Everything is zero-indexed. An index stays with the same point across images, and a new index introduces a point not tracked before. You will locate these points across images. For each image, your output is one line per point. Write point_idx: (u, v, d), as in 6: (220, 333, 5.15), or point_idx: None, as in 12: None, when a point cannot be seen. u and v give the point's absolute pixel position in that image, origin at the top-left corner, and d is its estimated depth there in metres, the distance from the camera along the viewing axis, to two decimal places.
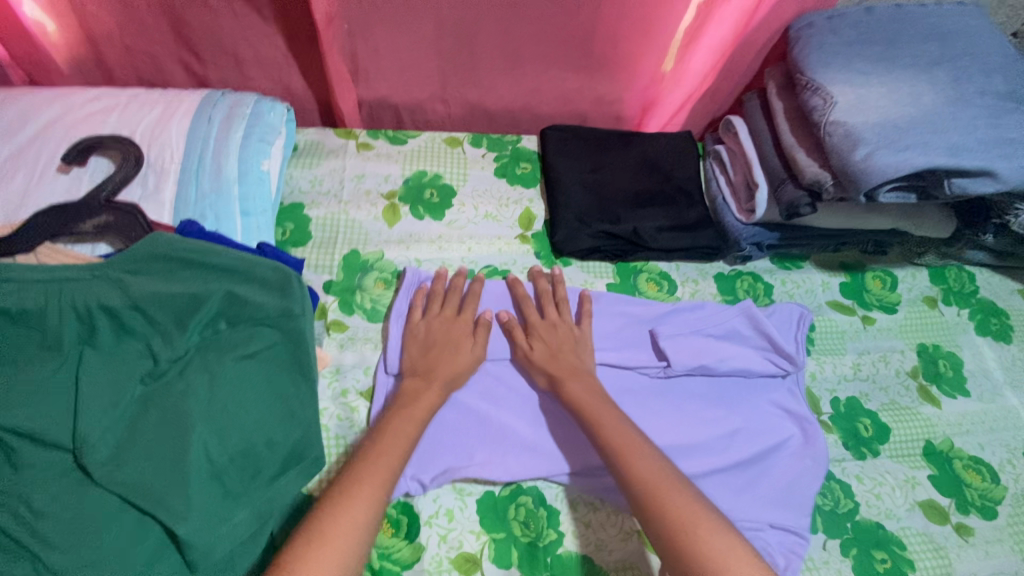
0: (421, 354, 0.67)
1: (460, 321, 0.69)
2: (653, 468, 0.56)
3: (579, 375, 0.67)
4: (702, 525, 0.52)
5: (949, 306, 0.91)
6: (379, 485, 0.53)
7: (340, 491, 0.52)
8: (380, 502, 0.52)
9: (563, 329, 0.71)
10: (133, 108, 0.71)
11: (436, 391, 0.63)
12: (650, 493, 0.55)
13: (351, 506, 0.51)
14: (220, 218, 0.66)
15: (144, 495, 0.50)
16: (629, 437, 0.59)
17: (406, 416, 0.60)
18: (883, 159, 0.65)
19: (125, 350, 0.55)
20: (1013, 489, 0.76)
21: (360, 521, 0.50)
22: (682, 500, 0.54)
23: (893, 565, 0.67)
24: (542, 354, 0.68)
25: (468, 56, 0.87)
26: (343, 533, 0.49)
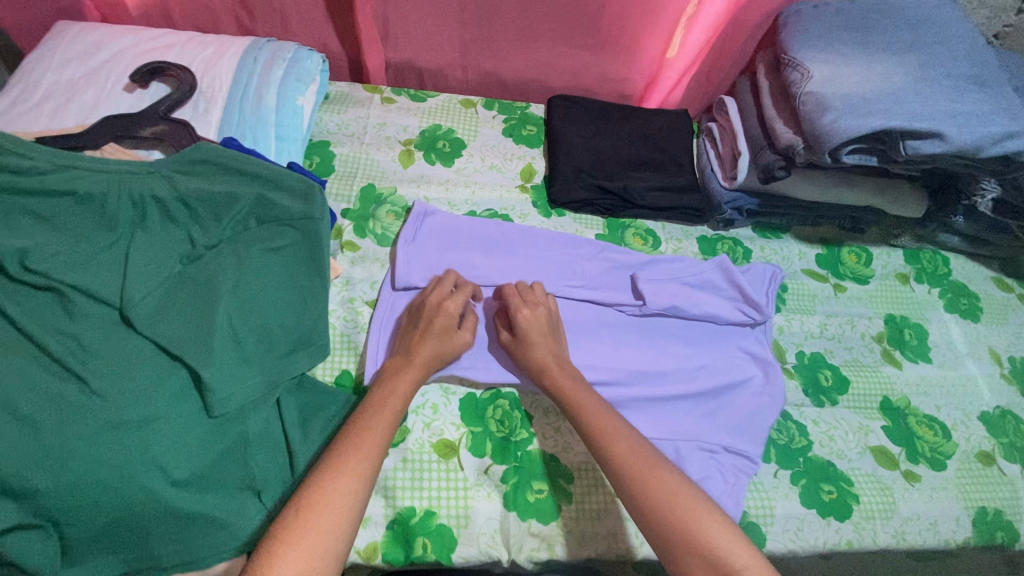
0: (409, 333, 0.70)
1: (448, 304, 0.71)
2: (634, 449, 0.60)
3: (559, 360, 0.69)
4: (686, 505, 0.56)
5: (920, 284, 0.96)
6: (366, 457, 0.56)
7: (330, 463, 0.54)
8: (369, 470, 0.55)
9: (541, 312, 0.72)
10: (190, 45, 0.82)
11: (417, 368, 0.66)
12: (635, 473, 0.58)
13: (342, 475, 0.53)
14: (257, 139, 0.76)
15: (176, 343, 0.58)
16: (614, 423, 0.63)
17: (388, 390, 0.63)
18: (848, 123, 0.72)
19: (169, 234, 0.65)
20: (963, 446, 0.81)
21: (348, 490, 0.53)
22: (666, 480, 0.58)
23: (839, 497, 0.73)
24: (525, 342, 0.69)
25: (487, 28, 0.96)
26: (334, 503, 0.52)
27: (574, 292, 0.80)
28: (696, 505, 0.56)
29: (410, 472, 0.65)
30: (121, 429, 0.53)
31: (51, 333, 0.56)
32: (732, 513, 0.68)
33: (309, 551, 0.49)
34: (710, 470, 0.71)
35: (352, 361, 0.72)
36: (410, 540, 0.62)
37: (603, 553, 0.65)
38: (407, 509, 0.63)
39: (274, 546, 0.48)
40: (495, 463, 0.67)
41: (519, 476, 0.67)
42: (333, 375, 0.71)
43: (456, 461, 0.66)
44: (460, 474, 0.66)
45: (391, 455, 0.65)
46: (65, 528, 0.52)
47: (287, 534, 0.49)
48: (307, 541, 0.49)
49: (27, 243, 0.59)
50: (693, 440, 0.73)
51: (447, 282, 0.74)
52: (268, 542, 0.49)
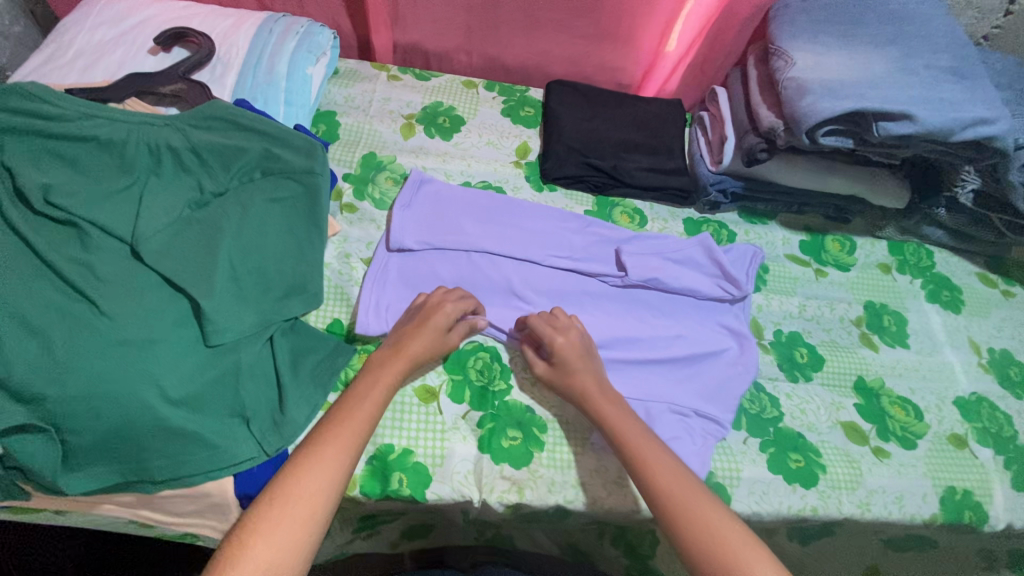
0: (402, 328, 0.71)
1: (449, 305, 0.72)
2: (675, 477, 0.61)
3: (599, 386, 0.70)
4: (725, 535, 0.56)
5: (902, 274, 0.98)
6: (342, 451, 0.58)
7: (307, 455, 0.57)
8: (344, 464, 0.58)
9: (574, 335, 0.73)
10: (210, 16, 0.88)
11: (403, 363, 0.67)
12: (677, 501, 0.59)
13: (316, 468, 0.56)
14: (268, 103, 0.82)
15: (180, 276, 0.63)
16: (655, 451, 0.64)
17: (371, 380, 0.65)
18: (823, 105, 0.76)
19: (180, 181, 0.69)
20: (935, 428, 0.83)
21: (321, 484, 0.56)
22: (707, 508, 0.59)
23: (807, 466, 0.75)
24: (565, 371, 0.70)
25: (490, 14, 1.01)
26: (306, 495, 0.55)
27: (559, 260, 0.84)
28: (734, 529, 0.57)
29: (391, 412, 0.69)
30: (125, 347, 0.58)
31: (67, 260, 0.61)
32: (698, 472, 0.71)
33: (279, 538, 0.52)
34: (679, 430, 0.73)
35: (344, 311, 0.77)
36: (387, 474, 0.65)
37: (572, 501, 0.68)
38: (386, 446, 0.67)
39: (249, 530, 0.52)
40: (473, 410, 0.71)
41: (496, 422, 0.71)
42: (326, 322, 0.76)
43: (436, 405, 0.71)
44: (438, 417, 0.70)
45: None
46: (67, 434, 0.56)
47: (260, 520, 0.53)
48: (279, 529, 0.52)
49: (51, 180, 0.64)
50: (665, 403, 0.76)
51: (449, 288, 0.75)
52: (243, 526, 0.53)
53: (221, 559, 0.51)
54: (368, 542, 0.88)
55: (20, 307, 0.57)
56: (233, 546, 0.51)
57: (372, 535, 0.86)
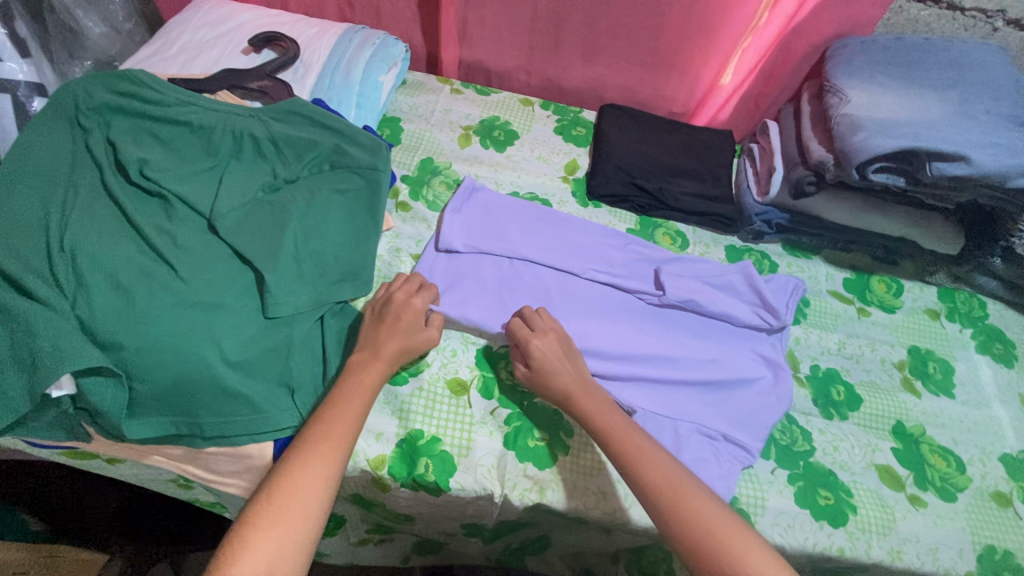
0: (372, 328, 0.71)
1: (415, 301, 0.73)
2: (658, 470, 0.61)
3: (580, 387, 0.69)
4: (714, 521, 0.57)
5: (951, 322, 0.95)
6: (334, 447, 0.58)
7: (299, 453, 0.57)
8: (339, 460, 0.58)
9: (550, 335, 0.73)
10: (299, 25, 0.96)
11: (384, 363, 0.67)
12: (666, 493, 0.59)
13: (309, 466, 0.56)
14: (341, 103, 0.89)
15: (248, 251, 0.69)
16: (640, 444, 0.63)
17: (355, 382, 0.65)
18: (876, 142, 0.76)
19: (257, 167, 0.76)
20: (977, 482, 0.80)
21: (317, 480, 0.55)
22: (694, 500, 0.58)
23: (836, 504, 0.73)
24: (545, 371, 0.69)
25: (553, 38, 1.06)
26: (303, 487, 0.55)
27: (599, 274, 0.86)
28: (729, 524, 0.57)
29: (424, 400, 0.72)
30: (196, 309, 0.64)
31: (153, 227, 0.68)
32: (722, 496, 0.70)
33: (282, 533, 0.52)
34: (706, 452, 0.73)
35: None
36: (415, 458, 0.68)
37: (591, 508, 0.68)
38: (416, 431, 0.69)
39: (250, 527, 0.52)
40: (501, 406, 0.73)
41: (522, 423, 0.72)
42: None
43: (466, 397, 0.73)
44: (468, 410, 0.72)
45: (409, 384, 0.73)
46: (135, 381, 0.61)
47: (259, 517, 0.52)
48: (283, 521, 0.52)
49: (146, 156, 0.72)
50: (694, 423, 0.75)
51: (414, 282, 0.75)
52: (239, 528, 0.52)
53: (225, 556, 0.50)
54: (379, 549, 0.89)
55: (111, 263, 0.64)
56: (236, 543, 0.51)
57: (385, 541, 0.87)
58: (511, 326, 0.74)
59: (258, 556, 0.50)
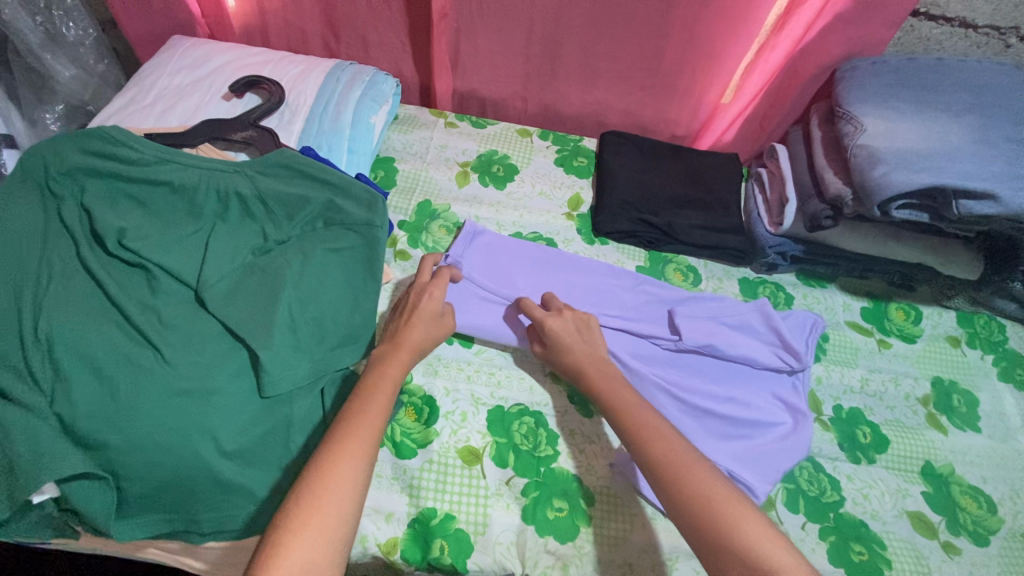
0: (395, 323, 0.72)
1: (433, 290, 0.73)
2: (670, 447, 0.60)
3: (594, 362, 0.71)
4: (718, 497, 0.55)
5: (972, 349, 0.92)
6: (363, 440, 0.55)
7: (329, 448, 0.54)
8: (368, 450, 0.55)
9: (569, 318, 0.74)
10: (283, 63, 0.91)
11: (409, 353, 0.67)
12: (669, 465, 0.58)
13: (343, 464, 0.52)
14: (331, 149, 0.84)
15: (239, 326, 0.64)
16: (652, 421, 0.63)
17: (381, 373, 0.64)
18: (898, 177, 0.73)
19: (245, 229, 0.71)
20: (1009, 523, 0.77)
21: (353, 473, 0.52)
22: (697, 471, 0.57)
23: (870, 559, 0.70)
24: (560, 350, 0.72)
25: (550, 65, 1.02)
26: (339, 483, 0.51)
27: (613, 321, 0.81)
28: (732, 499, 0.55)
29: (435, 474, 0.68)
30: (185, 396, 0.59)
31: (136, 305, 0.63)
32: None
33: (322, 531, 0.48)
34: None
35: None
36: (429, 540, 0.63)
37: None
38: (430, 509, 0.65)
39: (286, 528, 0.47)
40: (517, 475, 0.69)
41: (540, 492, 0.68)
42: None
43: (480, 467, 0.69)
44: (482, 481, 0.68)
45: (418, 456, 0.68)
46: (123, 481, 0.57)
47: (294, 519, 0.48)
48: (319, 522, 0.48)
49: (125, 224, 0.67)
50: None
51: (426, 269, 0.77)
52: (272, 533, 0.47)
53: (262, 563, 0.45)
54: None
55: (91, 351, 0.58)
56: (272, 549, 0.46)
57: None
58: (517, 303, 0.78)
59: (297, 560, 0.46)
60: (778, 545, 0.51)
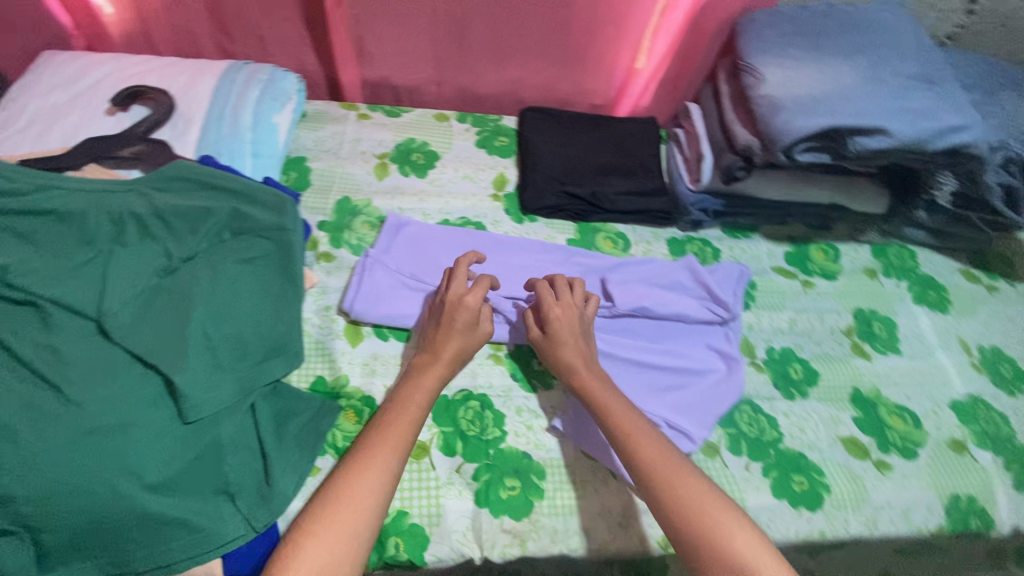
0: (433, 332, 0.70)
1: (468, 300, 0.70)
2: (660, 458, 0.61)
3: (587, 362, 0.70)
4: (705, 509, 0.56)
5: (888, 278, 0.98)
6: (389, 452, 0.59)
7: (353, 458, 0.58)
8: (393, 464, 0.58)
9: (573, 312, 0.74)
10: (170, 70, 0.85)
11: (445, 368, 0.67)
12: (659, 478, 0.59)
13: (364, 472, 0.57)
14: (233, 155, 0.79)
15: (151, 352, 0.60)
16: (639, 428, 0.64)
17: (414, 386, 0.66)
18: (797, 122, 0.76)
19: (145, 249, 0.66)
20: (933, 435, 0.83)
21: (374, 482, 0.56)
22: (692, 490, 0.58)
23: (810, 487, 0.74)
24: (555, 341, 0.71)
25: (459, 45, 0.99)
26: (362, 490, 0.55)
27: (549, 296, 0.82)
28: (722, 511, 0.56)
29: None
30: (97, 435, 0.55)
31: (29, 344, 0.57)
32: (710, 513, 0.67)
33: (335, 534, 0.53)
34: None
35: (327, 367, 0.73)
36: (383, 540, 0.63)
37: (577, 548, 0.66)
38: None
39: (306, 530, 0.53)
40: (466, 461, 0.69)
41: (492, 474, 0.68)
42: (308, 381, 0.72)
43: (428, 460, 0.68)
44: (432, 473, 0.68)
45: None
46: (40, 533, 0.53)
47: (313, 522, 0.53)
48: (337, 526, 0.53)
49: (8, 259, 0.61)
50: None
51: (461, 274, 0.73)
52: (296, 532, 0.53)
53: (284, 556, 0.51)
54: None
55: None
56: (289, 550, 0.52)
57: None
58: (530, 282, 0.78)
59: (312, 559, 0.51)
60: (764, 557, 0.54)
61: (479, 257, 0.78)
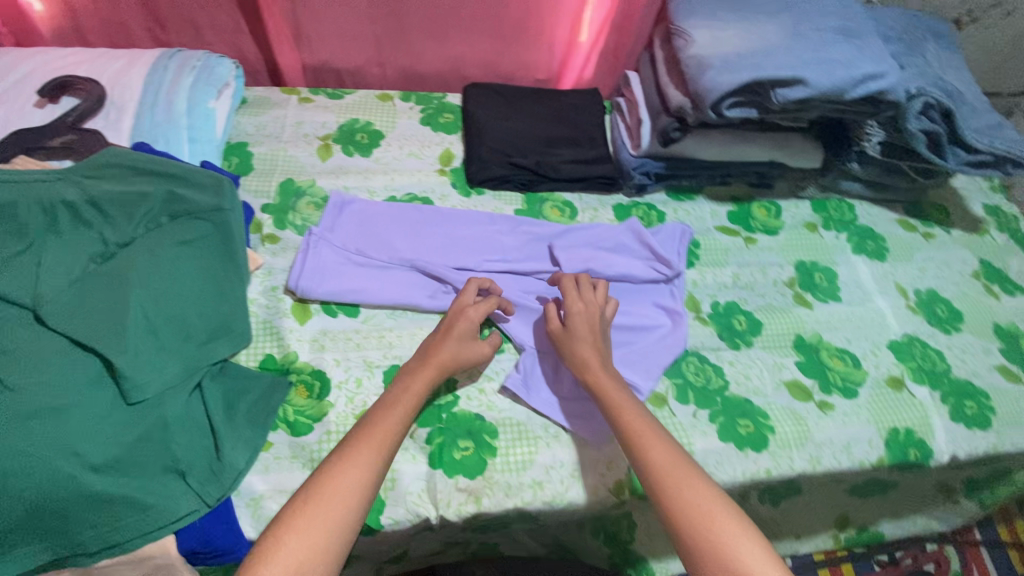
0: (441, 331, 0.72)
1: (470, 311, 0.73)
2: (668, 460, 0.61)
3: (602, 362, 0.71)
4: (709, 512, 0.57)
5: (828, 231, 1.01)
6: (374, 451, 0.59)
7: (339, 455, 0.58)
8: (376, 462, 0.58)
9: (594, 312, 0.75)
10: (100, 60, 0.84)
11: (435, 369, 0.68)
12: (665, 479, 0.60)
13: (345, 468, 0.57)
14: (169, 142, 0.80)
15: (90, 337, 0.60)
16: (647, 427, 0.64)
17: (400, 386, 0.66)
18: (723, 79, 0.78)
19: (81, 237, 0.65)
20: (873, 374, 0.86)
21: (355, 480, 0.56)
22: (698, 493, 0.59)
23: (755, 430, 0.77)
24: (572, 338, 0.72)
25: (398, 24, 0.99)
26: (343, 488, 0.56)
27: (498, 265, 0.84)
28: (725, 516, 0.57)
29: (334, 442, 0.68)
30: (37, 420, 0.55)
31: None
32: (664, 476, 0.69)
33: (312, 531, 0.53)
34: None
35: (276, 346, 0.74)
36: None
37: (531, 502, 0.68)
38: None
39: (285, 527, 0.53)
40: (418, 426, 0.70)
41: (445, 437, 0.70)
42: (257, 360, 0.73)
43: None
44: None
45: (314, 430, 0.68)
46: None
47: (295, 519, 0.53)
48: (315, 524, 0.53)
49: None
50: None
51: (471, 291, 0.75)
52: (276, 526, 0.53)
53: (261, 551, 0.52)
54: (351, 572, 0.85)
55: None
56: (267, 544, 0.52)
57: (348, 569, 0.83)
58: (555, 277, 0.81)
59: (286, 557, 0.51)
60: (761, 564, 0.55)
61: (480, 285, 0.77)
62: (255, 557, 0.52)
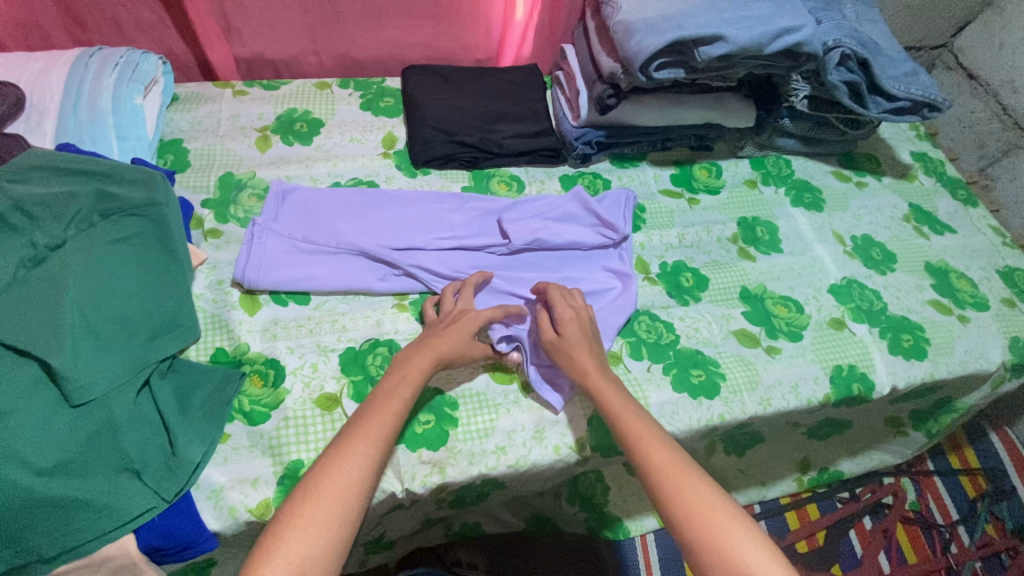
0: (438, 332, 0.71)
1: (472, 312, 0.73)
2: (668, 456, 0.60)
3: (596, 367, 0.70)
4: (708, 508, 0.56)
5: (767, 187, 1.05)
6: (372, 446, 0.58)
7: (337, 449, 0.57)
8: (375, 457, 0.58)
9: (585, 321, 0.74)
10: (16, 63, 0.81)
11: (431, 363, 0.66)
12: (667, 473, 0.59)
13: (345, 463, 0.56)
14: (96, 141, 0.78)
15: (23, 340, 0.57)
16: (642, 419, 0.64)
17: (397, 375, 0.65)
18: (649, 41, 0.80)
19: (6, 241, 0.62)
20: (815, 317, 0.91)
21: (356, 474, 0.56)
22: (700, 490, 0.58)
23: (707, 378, 0.80)
24: (565, 344, 0.71)
25: (329, 11, 0.98)
26: (343, 484, 0.55)
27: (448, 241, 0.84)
28: (727, 512, 0.56)
29: (293, 428, 0.68)
30: None
31: None
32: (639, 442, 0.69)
33: (312, 530, 0.52)
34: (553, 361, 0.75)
35: (226, 338, 0.73)
36: None
37: (494, 467, 0.69)
38: (296, 461, 0.66)
39: (287, 523, 0.52)
40: None
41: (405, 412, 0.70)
42: (208, 354, 0.72)
43: (340, 409, 0.70)
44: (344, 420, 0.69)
45: (273, 417, 0.68)
46: None
47: (295, 516, 0.53)
48: (315, 523, 0.52)
49: None
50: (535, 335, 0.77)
51: (466, 287, 0.77)
52: (278, 520, 0.53)
53: (263, 547, 0.51)
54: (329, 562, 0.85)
55: None
56: (270, 540, 0.52)
57: None
58: (542, 286, 0.78)
59: (287, 554, 0.50)
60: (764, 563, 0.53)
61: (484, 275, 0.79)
62: (255, 554, 0.51)
